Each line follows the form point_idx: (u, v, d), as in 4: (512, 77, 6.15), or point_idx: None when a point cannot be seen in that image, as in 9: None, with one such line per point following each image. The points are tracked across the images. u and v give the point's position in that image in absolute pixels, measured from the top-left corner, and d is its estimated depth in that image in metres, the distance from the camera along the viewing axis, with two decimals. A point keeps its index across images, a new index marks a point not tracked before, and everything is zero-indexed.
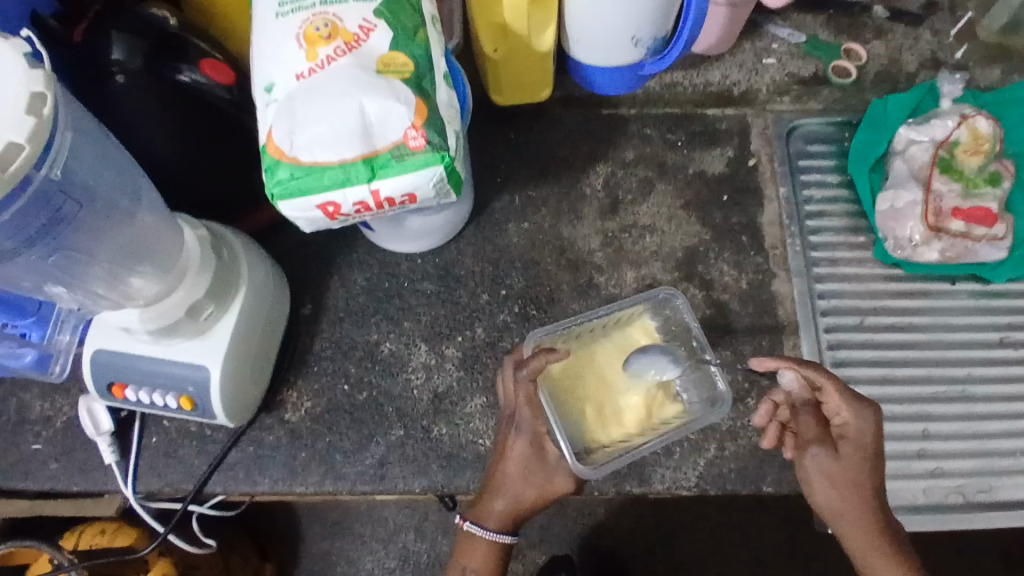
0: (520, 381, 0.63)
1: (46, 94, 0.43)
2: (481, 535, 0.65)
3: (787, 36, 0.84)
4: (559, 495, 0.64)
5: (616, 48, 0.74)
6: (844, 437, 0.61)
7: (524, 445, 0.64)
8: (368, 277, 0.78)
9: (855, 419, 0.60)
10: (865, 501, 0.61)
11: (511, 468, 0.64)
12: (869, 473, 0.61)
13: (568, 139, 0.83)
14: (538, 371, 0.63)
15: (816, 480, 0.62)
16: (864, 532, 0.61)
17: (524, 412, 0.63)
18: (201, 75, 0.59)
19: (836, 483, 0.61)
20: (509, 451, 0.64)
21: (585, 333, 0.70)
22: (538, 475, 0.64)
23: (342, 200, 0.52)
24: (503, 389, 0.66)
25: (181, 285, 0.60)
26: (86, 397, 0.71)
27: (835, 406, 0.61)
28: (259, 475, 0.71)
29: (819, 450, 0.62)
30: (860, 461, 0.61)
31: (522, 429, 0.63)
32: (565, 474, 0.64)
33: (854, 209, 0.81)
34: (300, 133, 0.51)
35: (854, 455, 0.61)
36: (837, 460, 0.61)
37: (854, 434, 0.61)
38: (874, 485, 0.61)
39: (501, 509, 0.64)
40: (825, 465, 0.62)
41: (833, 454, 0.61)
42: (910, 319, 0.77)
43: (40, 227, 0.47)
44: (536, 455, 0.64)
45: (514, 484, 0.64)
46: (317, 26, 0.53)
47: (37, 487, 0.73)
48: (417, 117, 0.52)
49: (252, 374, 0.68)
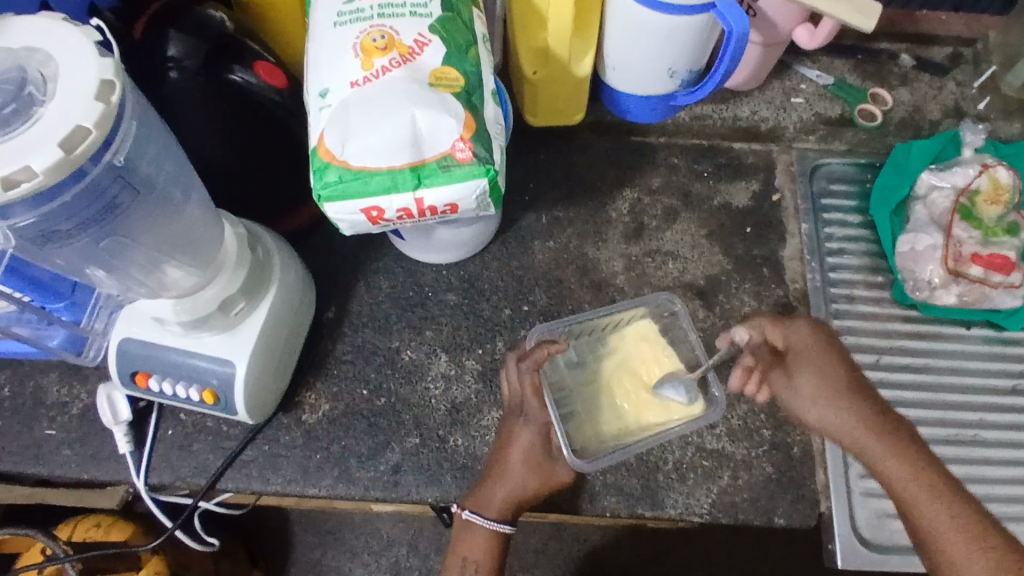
0: (525, 372, 0.68)
1: (115, 82, 0.44)
2: (480, 524, 0.66)
3: (815, 78, 0.86)
4: (560, 485, 0.66)
5: (651, 77, 0.76)
6: (789, 354, 0.65)
7: (532, 434, 0.67)
8: (392, 285, 0.79)
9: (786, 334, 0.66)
10: (848, 406, 0.60)
11: (517, 453, 0.67)
12: (833, 374, 0.62)
13: (597, 163, 0.84)
14: (539, 362, 0.68)
15: (795, 411, 0.64)
16: (863, 441, 0.59)
17: (531, 401, 0.68)
18: (253, 75, 0.60)
19: (809, 398, 0.62)
20: (516, 438, 0.68)
21: (583, 347, 0.74)
22: (541, 465, 0.66)
23: (387, 206, 0.54)
24: (504, 386, 0.70)
25: (217, 281, 0.61)
26: (106, 385, 0.72)
27: (772, 333, 0.67)
28: (272, 475, 0.71)
29: (777, 377, 0.66)
30: (816, 367, 0.63)
31: (532, 418, 0.67)
32: (567, 464, 0.67)
33: (873, 249, 0.82)
34: (352, 138, 0.53)
35: (805, 367, 0.63)
36: (794, 378, 0.64)
37: (796, 346, 0.65)
38: (849, 386, 0.61)
39: (502, 497, 0.66)
40: (791, 387, 0.64)
41: (789, 374, 0.64)
42: (925, 361, 0.78)
43: (94, 213, 0.48)
44: (543, 446, 0.67)
45: (517, 472, 0.66)
46: (375, 37, 0.55)
47: (48, 472, 0.73)
48: (466, 131, 0.53)
49: (276, 373, 0.69)
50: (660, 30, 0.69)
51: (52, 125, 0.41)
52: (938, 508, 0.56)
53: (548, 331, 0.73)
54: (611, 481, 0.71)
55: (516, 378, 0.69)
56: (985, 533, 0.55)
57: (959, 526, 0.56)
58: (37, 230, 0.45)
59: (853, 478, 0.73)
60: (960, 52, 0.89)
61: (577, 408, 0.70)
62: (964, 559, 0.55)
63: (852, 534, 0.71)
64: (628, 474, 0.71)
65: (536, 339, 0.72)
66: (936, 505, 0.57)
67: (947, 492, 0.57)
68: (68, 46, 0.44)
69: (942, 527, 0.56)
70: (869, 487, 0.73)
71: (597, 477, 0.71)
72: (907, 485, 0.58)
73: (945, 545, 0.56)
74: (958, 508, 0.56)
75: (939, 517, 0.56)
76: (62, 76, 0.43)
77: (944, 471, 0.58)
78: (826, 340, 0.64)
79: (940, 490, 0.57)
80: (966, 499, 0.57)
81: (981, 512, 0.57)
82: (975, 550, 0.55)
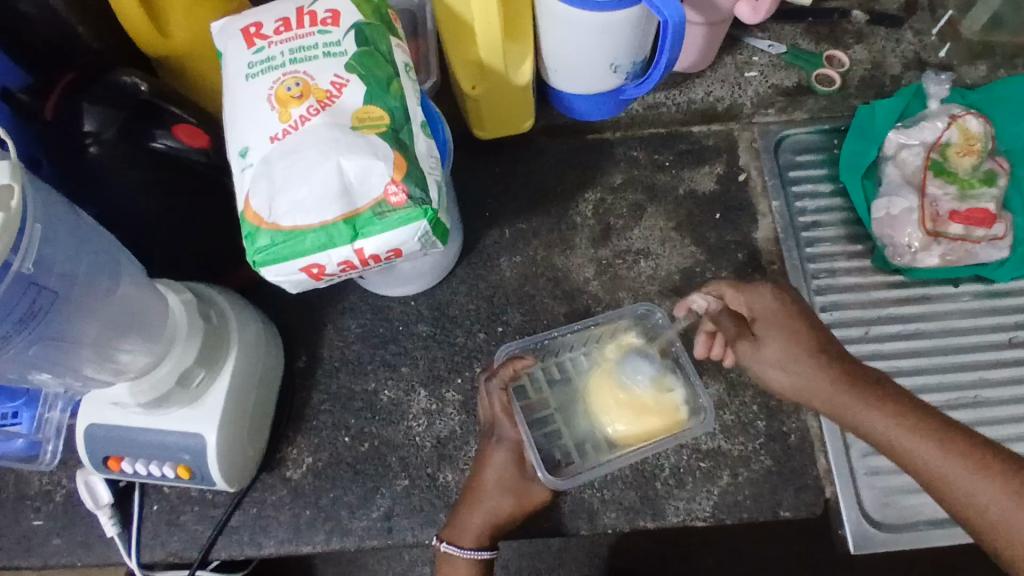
0: (494, 392, 0.66)
1: (13, 185, 0.42)
2: (459, 555, 0.64)
3: (767, 48, 0.83)
4: (536, 504, 0.65)
5: (595, 75, 0.73)
6: (754, 323, 0.63)
7: (504, 454, 0.66)
8: (361, 324, 0.77)
9: (751, 299, 0.63)
10: (820, 364, 0.59)
11: (490, 474, 0.66)
12: (800, 336, 0.61)
13: (554, 168, 0.82)
14: (508, 380, 0.66)
15: (765, 375, 0.62)
16: (840, 393, 0.58)
17: (503, 421, 0.66)
18: (175, 140, 0.58)
19: (781, 362, 0.60)
20: (489, 459, 0.66)
21: (566, 362, 0.71)
22: (516, 485, 0.65)
23: (327, 261, 0.51)
24: (480, 407, 0.68)
25: (168, 356, 0.59)
26: (82, 471, 0.69)
27: (734, 300, 0.64)
28: (264, 537, 0.70)
29: (744, 346, 0.63)
30: (783, 331, 0.61)
31: (503, 437, 0.66)
32: (543, 484, 0.65)
33: (850, 217, 0.79)
34: (279, 198, 0.50)
35: (770, 331, 0.61)
36: (761, 346, 0.62)
37: (760, 314, 0.63)
38: (816, 344, 0.60)
39: (478, 523, 0.65)
40: (758, 355, 0.62)
41: (755, 342, 0.62)
42: (915, 327, 0.75)
43: (20, 320, 0.46)
44: (517, 466, 0.65)
45: (490, 496, 0.65)
46: (289, 86, 0.53)
47: (41, 563, 0.72)
48: (397, 172, 0.51)
49: (251, 437, 0.67)
50: (597, 27, 0.66)
51: None
52: (932, 444, 0.54)
53: (518, 344, 0.70)
54: (609, 496, 0.69)
55: (486, 398, 0.67)
56: (987, 461, 0.53)
57: (959, 456, 0.53)
58: None
59: (855, 458, 0.70)
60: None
61: (563, 425, 0.68)
62: (970, 487, 0.53)
63: (861, 517, 0.68)
64: (625, 487, 0.69)
65: (505, 356, 0.70)
66: (931, 443, 0.54)
67: (940, 428, 0.55)
68: None
69: (943, 463, 0.54)
70: (873, 466, 0.70)
71: (594, 494, 0.69)
72: (899, 434, 0.55)
73: (954, 480, 0.53)
74: (957, 444, 0.54)
75: (936, 452, 0.54)
76: None
77: (930, 411, 0.56)
78: (788, 304, 0.62)
79: (930, 429, 0.55)
80: (960, 433, 0.55)
81: (974, 436, 0.55)
82: (985, 481, 0.52)
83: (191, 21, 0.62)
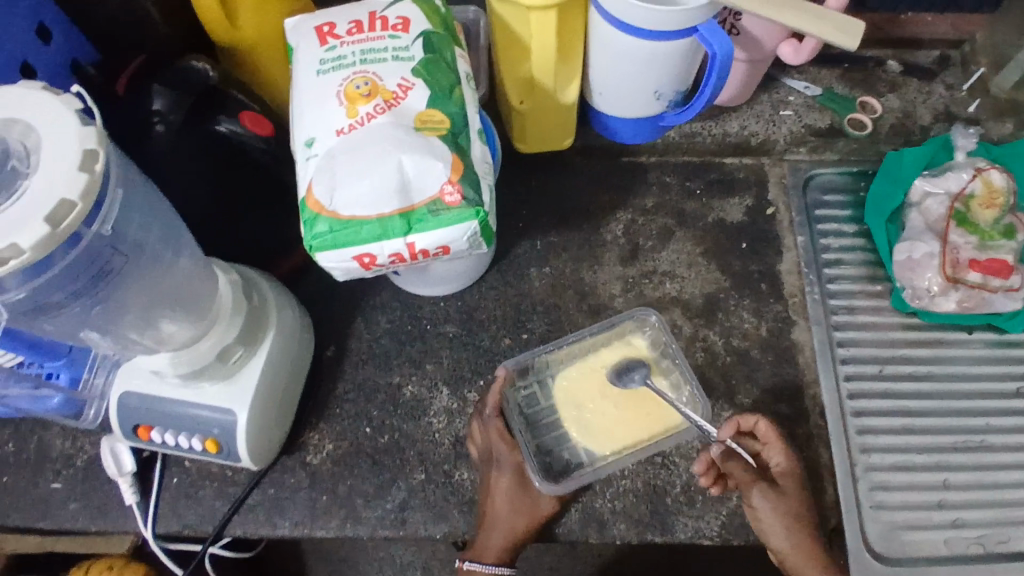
0: (490, 420, 0.68)
1: (98, 150, 0.44)
2: (482, 571, 0.67)
3: (803, 89, 0.87)
4: (546, 517, 0.68)
5: (637, 100, 0.76)
6: (778, 478, 0.67)
7: (509, 478, 0.68)
8: (390, 319, 0.79)
9: (783, 458, 0.67)
10: (809, 532, 0.65)
11: (499, 498, 0.68)
12: (805, 502, 0.66)
13: (589, 186, 0.84)
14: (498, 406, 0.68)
15: (763, 520, 0.65)
16: (812, 565, 0.64)
17: (501, 447, 0.68)
18: (239, 125, 0.61)
19: (788, 521, 0.64)
20: (494, 485, 0.68)
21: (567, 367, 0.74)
22: (525, 502, 0.68)
23: (378, 252, 0.54)
24: (475, 435, 0.71)
25: (211, 332, 0.61)
26: (109, 438, 0.71)
27: (771, 446, 0.67)
28: (279, 518, 0.71)
29: (760, 491, 0.66)
30: (799, 494, 0.66)
31: (504, 464, 0.67)
32: (549, 496, 0.68)
33: (871, 258, 0.82)
34: (339, 188, 0.53)
35: (793, 489, 0.66)
36: (780, 499, 0.65)
37: (783, 471, 0.67)
38: (812, 516, 0.66)
39: (498, 542, 0.67)
40: (770, 505, 0.65)
41: (774, 493, 0.65)
42: (928, 370, 0.77)
43: (87, 281, 0.48)
44: (522, 486, 0.68)
45: (504, 516, 0.67)
46: (358, 84, 0.55)
47: (56, 526, 0.73)
48: (453, 173, 0.53)
49: (278, 419, 0.69)
50: (645, 55, 0.68)
51: (38, 198, 0.42)
52: None
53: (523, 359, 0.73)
54: (620, 507, 0.70)
55: (483, 427, 0.69)
56: None
57: None
58: (30, 303, 0.46)
59: (862, 492, 0.72)
60: (947, 54, 0.89)
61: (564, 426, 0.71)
62: None
63: (864, 550, 0.70)
64: (636, 500, 0.71)
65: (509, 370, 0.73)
66: None
67: None
68: (50, 114, 0.45)
69: None
70: (879, 500, 0.72)
71: (606, 504, 0.71)
72: None
73: None
74: None
75: None
76: (46, 145, 0.43)
77: None
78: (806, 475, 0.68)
79: None
80: None
81: None
82: None
83: (261, 16, 0.65)
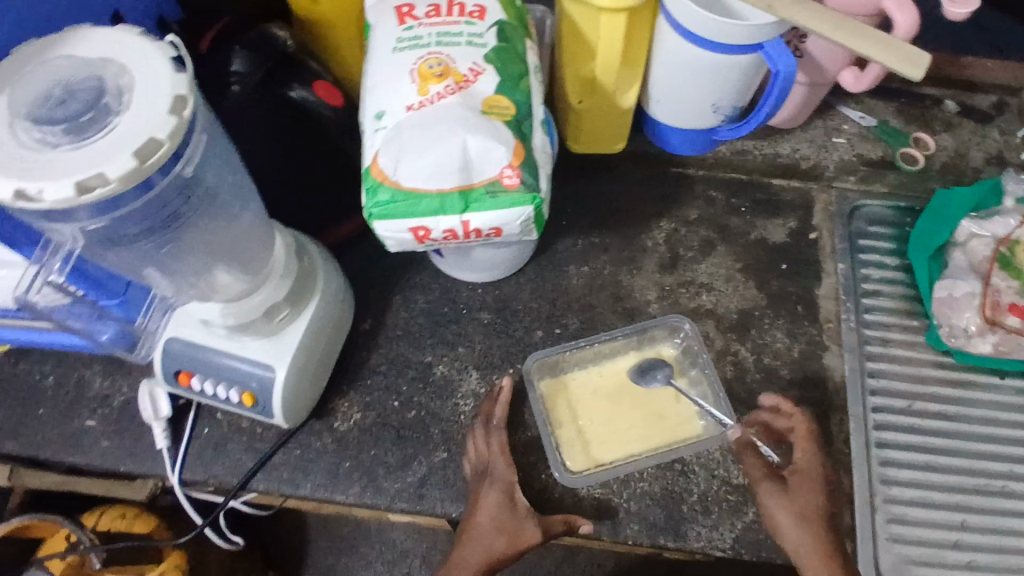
0: (493, 434, 0.71)
1: (187, 97, 0.46)
2: None
3: (858, 119, 0.88)
4: (527, 546, 0.65)
5: (694, 112, 0.77)
6: (794, 472, 0.67)
7: (496, 497, 0.67)
8: (428, 300, 0.81)
9: (803, 452, 0.67)
10: (820, 530, 0.63)
11: (484, 516, 0.67)
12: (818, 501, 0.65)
13: (635, 192, 0.85)
14: (501, 421, 0.72)
15: (772, 514, 0.65)
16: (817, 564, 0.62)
17: (498, 461, 0.69)
18: (312, 94, 0.64)
19: (797, 513, 0.64)
20: (481, 502, 0.67)
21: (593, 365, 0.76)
22: (510, 524, 0.66)
23: (434, 226, 0.56)
24: (470, 451, 0.71)
25: (261, 290, 0.63)
26: (149, 381, 0.74)
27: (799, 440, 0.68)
28: (302, 478, 0.73)
29: (769, 484, 0.66)
30: (813, 493, 0.65)
31: (496, 478, 0.68)
32: (534, 523, 0.66)
33: (910, 293, 0.82)
34: (404, 161, 0.55)
35: (805, 486, 0.65)
36: (790, 490, 0.65)
37: (800, 466, 0.67)
38: (827, 516, 0.64)
39: (476, 560, 0.66)
40: (781, 497, 0.65)
41: (785, 487, 0.66)
42: (956, 410, 0.76)
43: (161, 220, 0.50)
44: (509, 506, 0.67)
45: (485, 535, 0.66)
46: (431, 64, 0.58)
47: (86, 462, 0.76)
48: (514, 158, 0.55)
49: (313, 381, 0.71)
50: (708, 68, 0.70)
51: (128, 135, 0.44)
52: None
53: (551, 353, 0.76)
54: (635, 508, 0.71)
55: (483, 440, 0.71)
56: None
57: None
58: (106, 233, 0.48)
59: (878, 522, 0.71)
60: (1005, 100, 0.89)
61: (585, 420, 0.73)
62: None
63: None
64: (652, 503, 0.71)
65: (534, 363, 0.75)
66: None
67: None
68: (149, 62, 0.47)
69: None
70: (895, 533, 0.71)
71: (622, 504, 0.71)
72: None
73: None
74: None
75: None
76: (140, 89, 0.46)
77: None
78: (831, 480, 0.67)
79: None
80: None
81: None
82: None
83: None
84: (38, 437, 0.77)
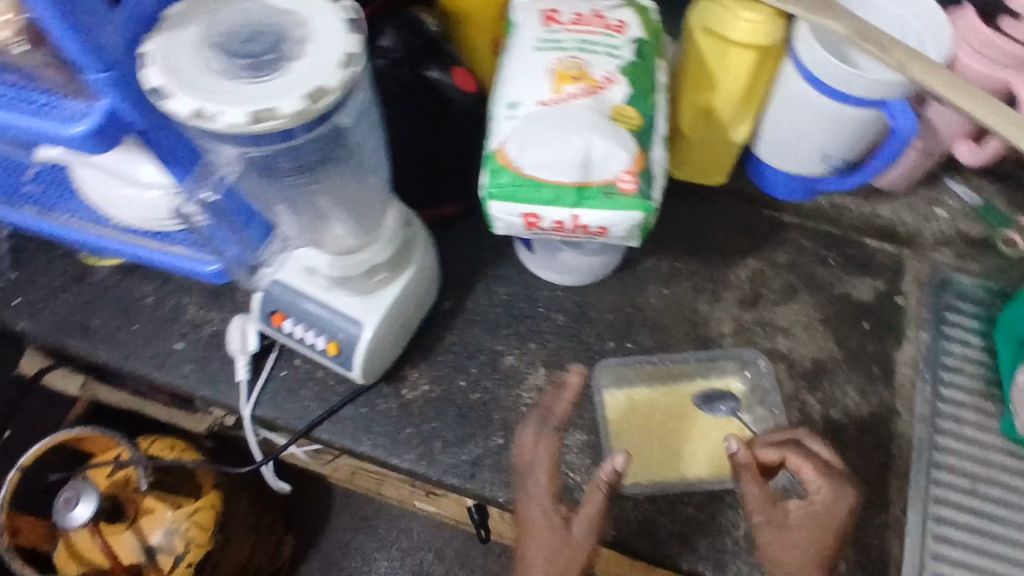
0: (544, 442, 0.68)
1: (358, 55, 0.50)
2: None
3: (964, 194, 0.87)
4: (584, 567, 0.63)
5: (801, 157, 0.79)
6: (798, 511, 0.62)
7: (538, 512, 0.65)
8: (510, 292, 0.84)
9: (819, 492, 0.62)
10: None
11: (534, 537, 0.64)
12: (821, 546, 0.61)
13: (727, 226, 0.87)
14: (558, 425, 0.69)
15: (766, 554, 0.62)
16: None
17: (544, 474, 0.66)
18: (449, 77, 0.69)
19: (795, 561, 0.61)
20: (528, 521, 0.65)
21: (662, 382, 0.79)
22: (561, 549, 0.63)
23: (545, 215, 0.59)
24: (519, 452, 0.69)
25: (368, 248, 0.67)
26: (242, 318, 0.79)
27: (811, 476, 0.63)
28: (363, 436, 0.76)
29: (768, 524, 0.62)
30: (817, 537, 0.61)
31: (538, 491, 0.66)
32: (589, 541, 0.63)
33: (991, 376, 0.80)
34: (529, 149, 0.58)
35: (806, 529, 0.61)
36: (791, 533, 0.61)
37: (815, 504, 0.62)
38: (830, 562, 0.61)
39: None
40: (780, 538, 0.61)
41: (783, 528, 0.61)
42: (1023, 501, 0.74)
43: (306, 163, 0.55)
44: (560, 530, 0.63)
45: (539, 562, 0.63)
46: (569, 67, 0.61)
47: (167, 381, 0.80)
48: (634, 165, 0.58)
49: (393, 345, 0.75)
50: (827, 115, 0.71)
51: (303, 79, 0.49)
52: None
53: (618, 362, 0.79)
54: (679, 531, 0.71)
55: (532, 447, 0.68)
56: None
57: None
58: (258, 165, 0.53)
59: None
60: None
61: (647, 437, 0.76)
62: None
63: None
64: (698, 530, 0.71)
65: (604, 369, 0.78)
66: None
67: None
68: (326, 18, 0.52)
69: None
70: None
71: (666, 524, 0.71)
72: None
73: None
74: None
75: None
76: (318, 41, 0.50)
77: None
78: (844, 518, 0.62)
79: None
80: None
81: None
82: None
83: None
84: (131, 350, 0.82)
